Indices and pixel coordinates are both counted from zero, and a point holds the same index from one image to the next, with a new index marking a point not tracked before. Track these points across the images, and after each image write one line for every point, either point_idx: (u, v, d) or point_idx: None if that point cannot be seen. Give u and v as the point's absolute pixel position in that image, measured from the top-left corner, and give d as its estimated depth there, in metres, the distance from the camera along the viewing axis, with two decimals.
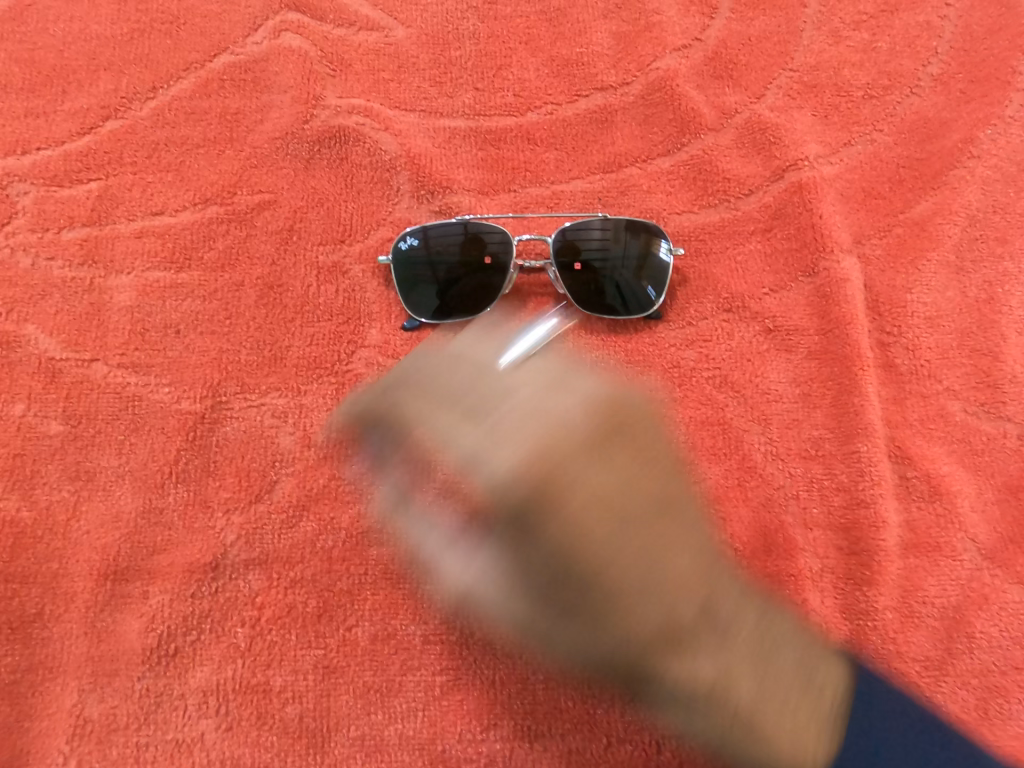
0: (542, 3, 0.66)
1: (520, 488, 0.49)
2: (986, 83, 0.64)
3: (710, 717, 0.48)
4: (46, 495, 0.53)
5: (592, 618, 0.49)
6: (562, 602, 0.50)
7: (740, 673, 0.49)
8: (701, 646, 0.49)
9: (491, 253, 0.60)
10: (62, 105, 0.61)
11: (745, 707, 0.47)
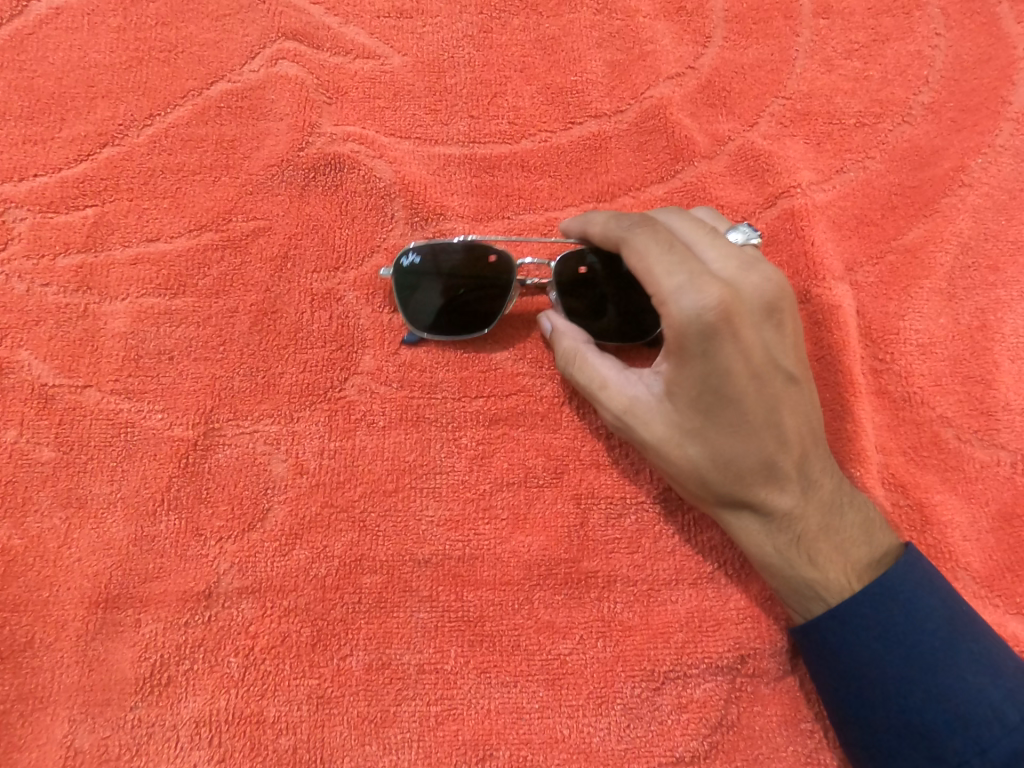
0: (536, 30, 0.67)
1: (702, 316, 0.47)
2: (976, 112, 0.65)
3: (783, 542, 0.51)
4: (38, 522, 0.53)
5: (713, 445, 0.50)
6: (714, 428, 0.50)
7: (825, 551, 0.50)
8: (809, 526, 0.51)
9: (497, 253, 0.58)
10: (60, 132, 0.62)
11: (815, 580, 0.50)
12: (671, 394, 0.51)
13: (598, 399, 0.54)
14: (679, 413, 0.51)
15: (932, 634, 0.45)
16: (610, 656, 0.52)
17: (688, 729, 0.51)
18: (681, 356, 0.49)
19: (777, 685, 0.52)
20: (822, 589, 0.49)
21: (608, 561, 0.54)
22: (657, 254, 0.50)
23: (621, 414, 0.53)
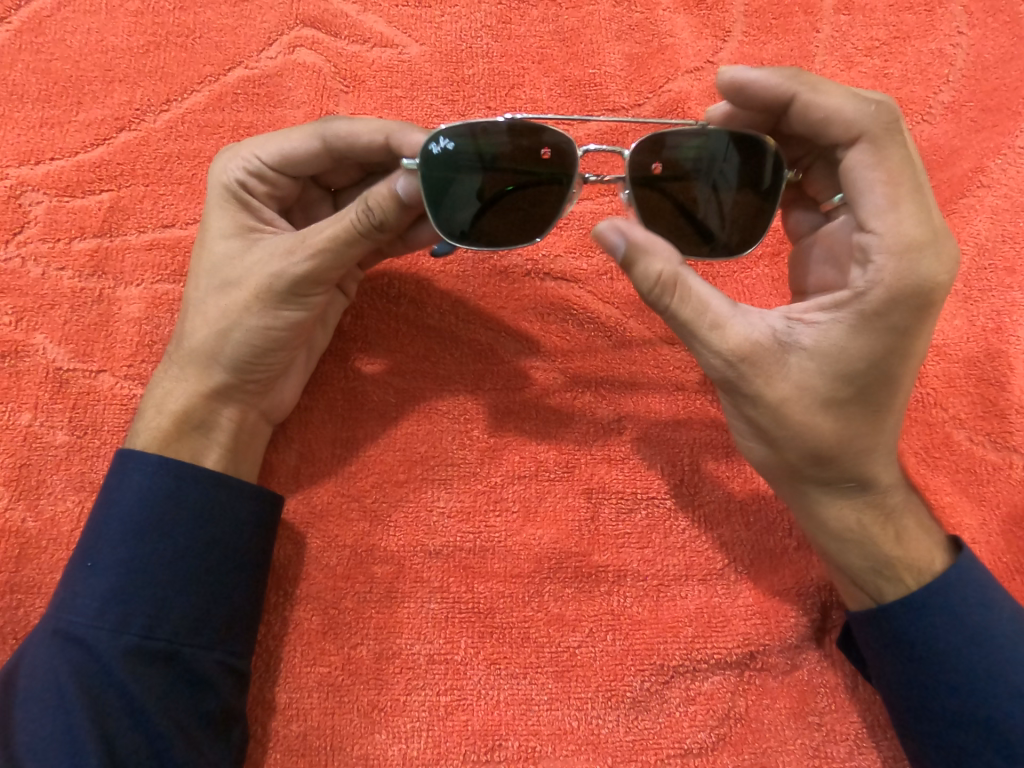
0: (555, 22, 0.66)
1: (924, 285, 0.43)
2: (997, 113, 0.64)
3: (874, 518, 0.49)
4: (51, 505, 0.54)
5: (848, 418, 0.46)
6: (857, 401, 0.45)
7: (909, 534, 0.48)
8: (897, 501, 0.49)
9: (550, 143, 0.47)
10: (76, 116, 0.62)
11: (894, 558, 0.48)
12: (820, 358, 0.45)
13: (706, 340, 0.45)
14: (818, 381, 0.45)
15: (1003, 632, 0.43)
16: (619, 649, 0.52)
17: (695, 721, 0.51)
18: (870, 319, 0.44)
19: (785, 678, 0.52)
20: (908, 568, 0.47)
21: (618, 555, 0.54)
22: (896, 191, 0.43)
23: (735, 362, 0.45)
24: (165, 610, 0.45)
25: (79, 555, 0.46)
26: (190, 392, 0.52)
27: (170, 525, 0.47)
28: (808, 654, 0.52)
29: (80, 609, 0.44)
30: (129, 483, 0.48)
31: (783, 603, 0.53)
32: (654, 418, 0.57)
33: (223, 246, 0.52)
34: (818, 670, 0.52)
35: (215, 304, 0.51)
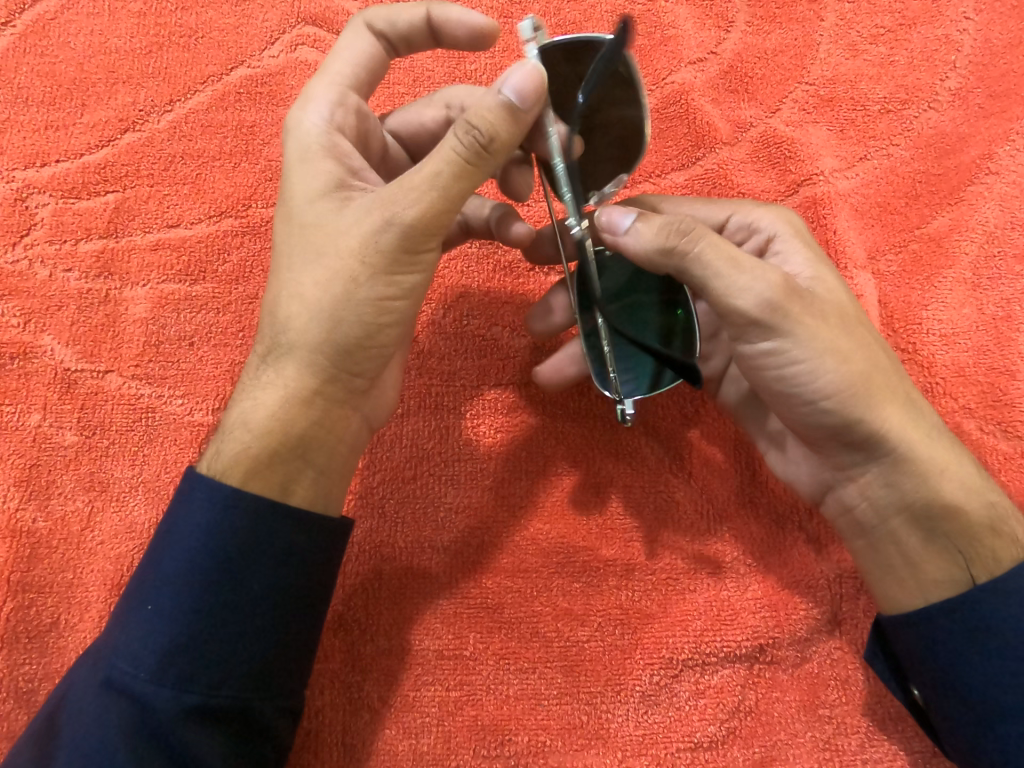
0: (557, 15, 0.66)
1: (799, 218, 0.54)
2: (1005, 98, 0.64)
3: (958, 471, 0.47)
4: (62, 505, 0.54)
5: (875, 349, 0.48)
6: (859, 324, 0.49)
7: (967, 468, 0.47)
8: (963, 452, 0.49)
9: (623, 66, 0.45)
10: (81, 118, 0.62)
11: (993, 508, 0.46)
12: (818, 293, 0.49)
13: (753, 270, 0.44)
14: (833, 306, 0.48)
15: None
16: (628, 643, 0.52)
17: (705, 714, 0.51)
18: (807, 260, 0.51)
19: (795, 671, 0.52)
20: (1006, 520, 0.46)
21: (627, 549, 0.54)
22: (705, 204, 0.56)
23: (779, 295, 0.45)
24: (233, 662, 0.39)
25: (138, 590, 0.40)
26: (290, 401, 0.44)
27: (243, 568, 0.40)
28: (817, 646, 0.52)
29: (134, 659, 0.38)
30: (194, 511, 0.41)
31: (792, 595, 0.53)
32: (660, 413, 0.57)
33: (311, 209, 0.44)
34: (828, 662, 0.52)
35: (311, 279, 0.43)
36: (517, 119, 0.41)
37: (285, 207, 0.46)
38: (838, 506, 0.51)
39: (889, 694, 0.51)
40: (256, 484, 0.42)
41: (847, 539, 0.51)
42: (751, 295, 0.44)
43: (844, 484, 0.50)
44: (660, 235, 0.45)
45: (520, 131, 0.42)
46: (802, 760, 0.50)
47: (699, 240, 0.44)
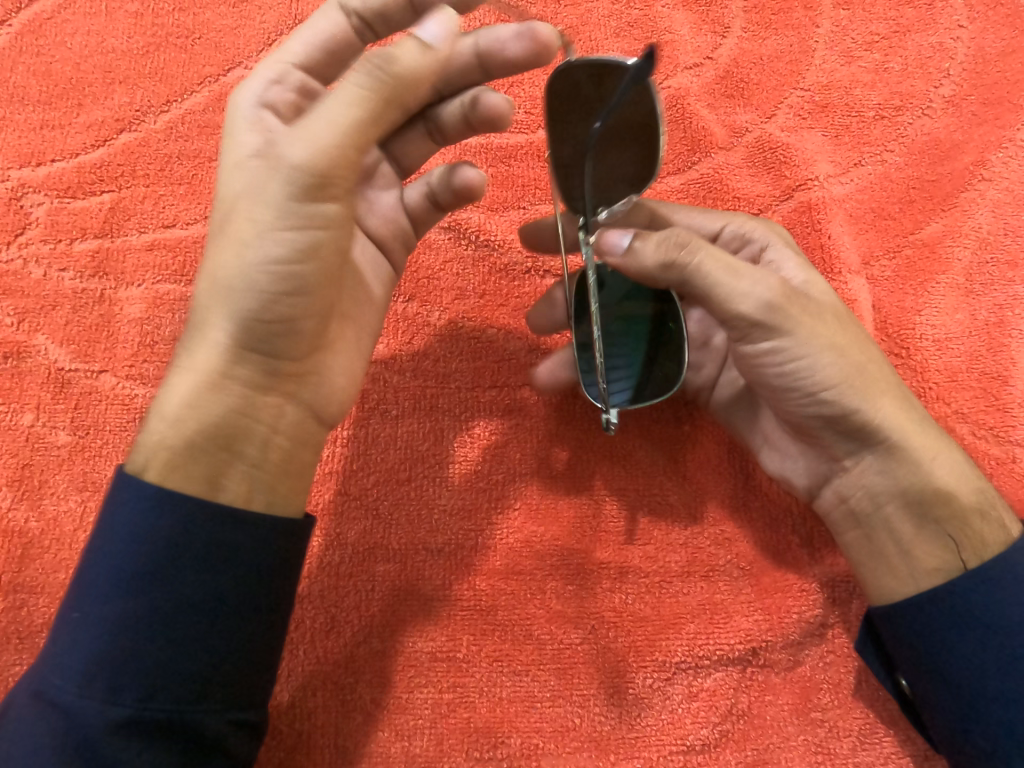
0: (554, 19, 0.66)
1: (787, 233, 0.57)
2: (998, 106, 0.64)
3: (947, 458, 0.49)
4: (54, 505, 0.54)
5: (865, 343, 0.50)
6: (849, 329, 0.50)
7: (960, 458, 0.49)
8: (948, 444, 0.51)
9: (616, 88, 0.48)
10: (77, 118, 0.62)
11: (981, 493, 0.48)
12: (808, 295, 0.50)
13: (751, 272, 0.46)
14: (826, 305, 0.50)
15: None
16: (621, 645, 0.52)
17: (698, 717, 0.51)
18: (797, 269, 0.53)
19: (788, 674, 0.52)
20: (995, 505, 0.48)
21: (620, 552, 0.54)
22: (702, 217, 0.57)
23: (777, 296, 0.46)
24: (159, 674, 0.38)
25: (71, 599, 0.40)
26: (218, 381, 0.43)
27: (165, 574, 0.39)
28: (810, 649, 0.52)
29: (63, 671, 0.38)
30: (120, 514, 0.40)
31: (786, 598, 0.53)
32: (655, 415, 0.57)
33: (236, 185, 0.44)
34: (820, 665, 0.52)
35: (235, 248, 0.43)
36: (431, 56, 0.43)
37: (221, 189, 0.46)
38: (835, 499, 0.52)
39: (881, 697, 0.51)
40: (189, 469, 0.42)
41: (838, 532, 0.52)
42: (751, 296, 0.45)
43: (840, 474, 0.51)
44: (657, 254, 0.45)
45: (434, 66, 0.44)
46: (794, 764, 0.50)
47: (698, 252, 0.45)
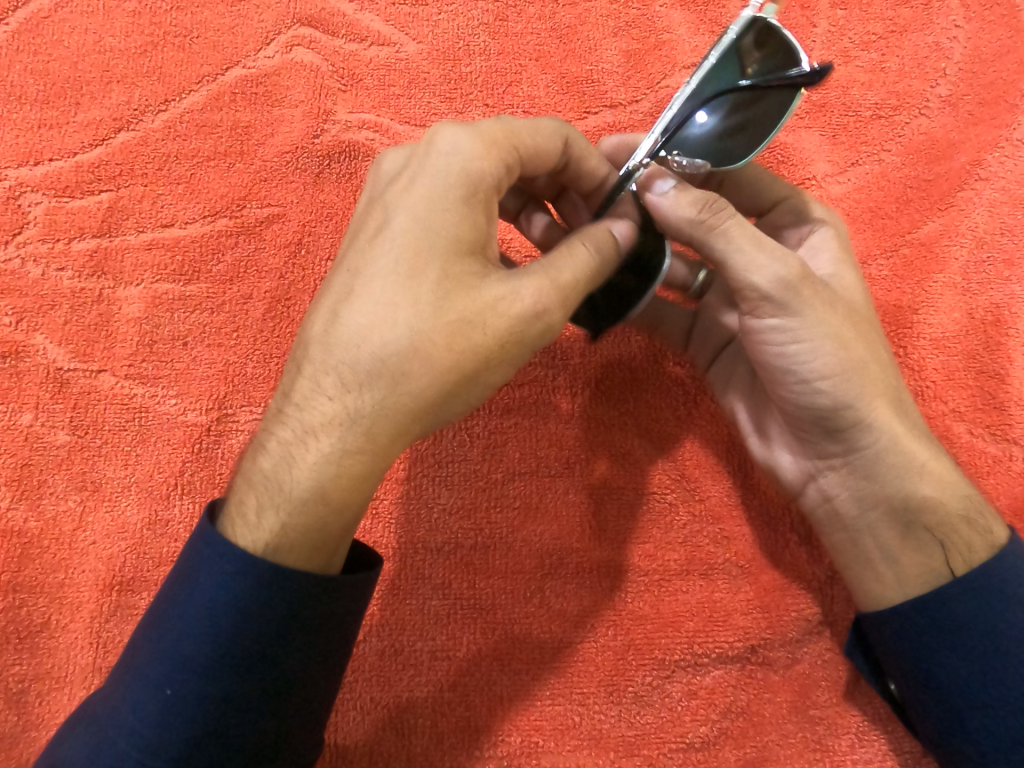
0: (552, 18, 0.66)
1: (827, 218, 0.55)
2: (994, 106, 0.64)
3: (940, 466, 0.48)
4: (53, 505, 0.54)
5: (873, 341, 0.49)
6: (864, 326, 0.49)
7: (946, 465, 0.48)
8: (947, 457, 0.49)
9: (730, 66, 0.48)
10: (75, 117, 0.62)
11: (970, 505, 0.47)
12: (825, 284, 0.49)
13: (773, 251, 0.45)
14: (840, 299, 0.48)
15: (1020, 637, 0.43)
16: (621, 644, 0.52)
17: (697, 715, 0.51)
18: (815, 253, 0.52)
19: (787, 672, 0.52)
20: (985, 519, 0.46)
21: (619, 551, 0.54)
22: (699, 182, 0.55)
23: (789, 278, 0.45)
24: (240, 749, 0.38)
25: (142, 667, 0.38)
26: (368, 463, 0.40)
27: (252, 654, 0.37)
28: (809, 647, 0.52)
29: (148, 749, 0.37)
30: (212, 585, 0.38)
31: (785, 596, 0.53)
32: (654, 414, 0.57)
33: (454, 262, 0.41)
34: (819, 663, 0.52)
35: (444, 342, 0.39)
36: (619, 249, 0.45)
37: (416, 238, 0.41)
38: (819, 496, 0.51)
39: (880, 694, 0.51)
40: (317, 546, 0.39)
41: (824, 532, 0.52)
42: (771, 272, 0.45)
43: (825, 473, 0.50)
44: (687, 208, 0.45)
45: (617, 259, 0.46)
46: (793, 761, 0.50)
47: (726, 218, 0.44)
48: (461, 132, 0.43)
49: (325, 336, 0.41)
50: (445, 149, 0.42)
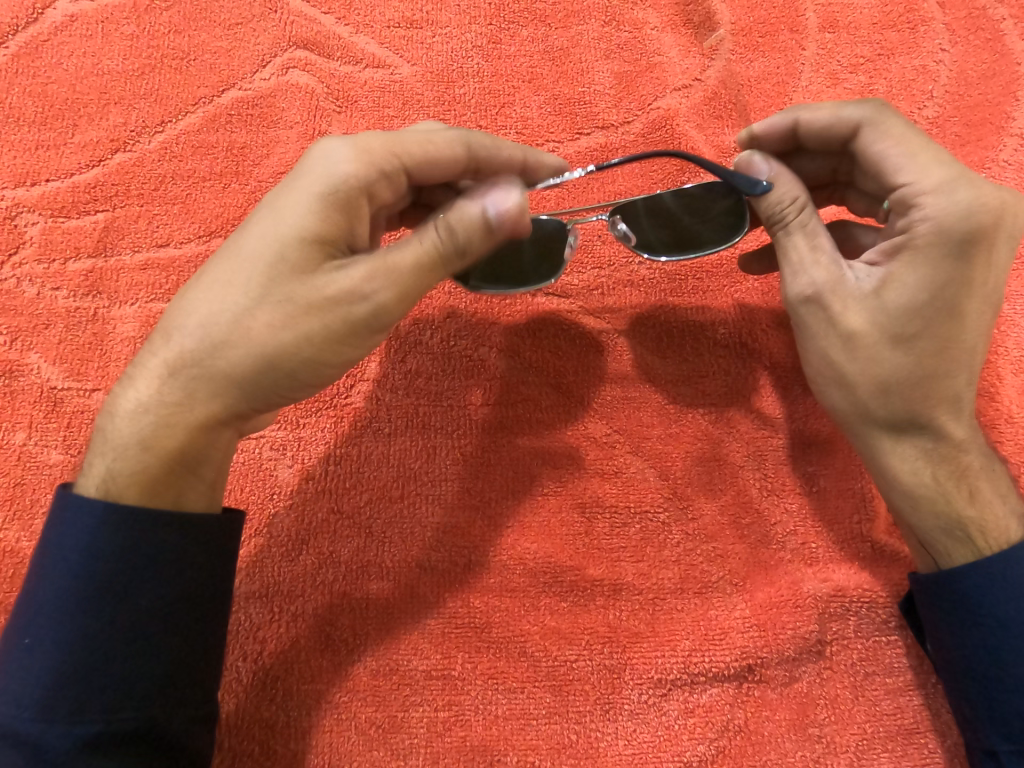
0: (545, 42, 0.67)
1: (974, 212, 0.46)
2: (980, 127, 0.65)
3: (944, 473, 0.49)
4: (46, 525, 0.54)
5: (912, 361, 0.48)
6: (925, 343, 0.47)
7: (949, 483, 0.48)
8: (973, 462, 0.49)
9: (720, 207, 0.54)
10: (72, 138, 0.62)
11: (970, 518, 0.47)
12: (888, 291, 0.48)
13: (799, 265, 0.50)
14: (885, 317, 0.48)
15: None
16: (617, 663, 0.52)
17: (694, 733, 0.51)
18: (927, 249, 0.47)
19: (784, 690, 0.52)
20: (979, 531, 0.47)
21: (614, 568, 0.54)
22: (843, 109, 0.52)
23: (823, 288, 0.49)
24: (88, 681, 0.39)
25: (20, 622, 0.41)
26: (198, 417, 0.44)
27: (121, 586, 0.41)
28: (805, 664, 0.52)
29: (31, 697, 0.39)
30: (69, 535, 0.41)
31: (780, 614, 0.53)
32: (647, 431, 0.57)
33: (299, 241, 0.44)
34: (815, 681, 0.52)
35: (269, 325, 0.44)
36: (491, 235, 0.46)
37: (272, 229, 0.45)
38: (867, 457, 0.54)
39: (876, 712, 0.51)
40: (147, 500, 0.43)
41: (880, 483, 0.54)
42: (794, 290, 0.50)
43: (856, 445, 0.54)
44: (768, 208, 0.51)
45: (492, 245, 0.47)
46: None
47: (789, 231, 0.50)
48: (347, 132, 0.48)
49: (185, 305, 0.45)
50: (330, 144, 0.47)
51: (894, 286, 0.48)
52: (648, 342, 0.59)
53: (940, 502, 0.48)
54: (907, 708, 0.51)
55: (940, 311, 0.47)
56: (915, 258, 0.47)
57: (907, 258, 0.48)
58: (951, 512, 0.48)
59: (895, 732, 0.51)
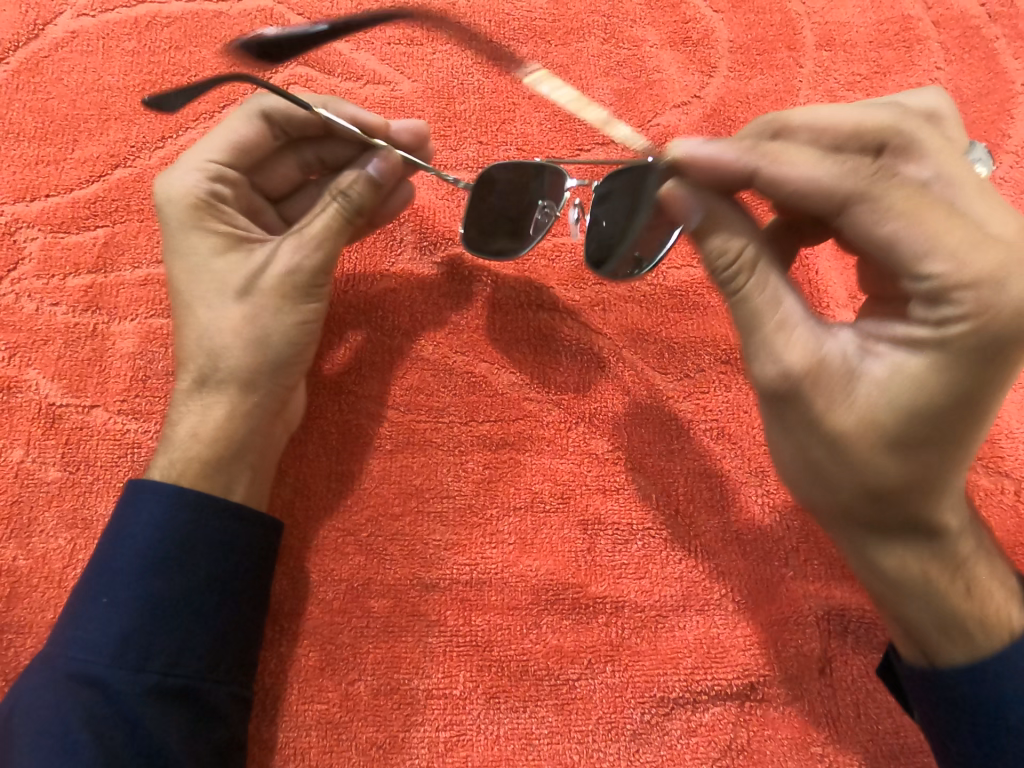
0: (545, 59, 0.68)
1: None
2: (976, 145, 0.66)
3: (940, 566, 0.45)
4: (42, 543, 0.53)
5: (908, 457, 0.41)
6: (935, 444, 0.40)
7: (939, 574, 0.45)
8: (968, 551, 0.45)
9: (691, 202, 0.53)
10: (72, 154, 0.62)
11: (969, 613, 0.44)
12: (890, 386, 0.40)
13: (772, 341, 0.42)
14: (874, 411, 0.40)
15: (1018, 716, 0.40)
16: (619, 681, 0.52)
17: (697, 753, 0.51)
18: (955, 354, 0.38)
19: (787, 708, 0.52)
20: (977, 625, 0.43)
21: (616, 587, 0.54)
22: (825, 163, 0.42)
23: (798, 375, 0.41)
24: (153, 637, 0.44)
25: (87, 589, 0.45)
26: (224, 412, 0.51)
27: (187, 559, 0.46)
28: (808, 683, 0.52)
29: (98, 650, 0.43)
30: (142, 512, 0.47)
31: (782, 632, 0.53)
32: (648, 448, 0.57)
33: (221, 259, 0.53)
34: (818, 699, 0.52)
35: (239, 314, 0.52)
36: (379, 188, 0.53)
37: (191, 261, 0.53)
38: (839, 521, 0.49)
39: (878, 731, 0.51)
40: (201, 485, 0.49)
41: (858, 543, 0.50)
42: (761, 362, 0.43)
43: None
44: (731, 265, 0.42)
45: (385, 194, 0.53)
46: None
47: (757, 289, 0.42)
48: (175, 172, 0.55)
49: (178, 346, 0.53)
50: (166, 186, 0.54)
51: (888, 381, 0.40)
52: (649, 358, 0.59)
53: (929, 600, 0.44)
54: (909, 728, 0.51)
55: (943, 416, 0.40)
56: (923, 359, 0.39)
57: (921, 356, 0.40)
58: (946, 603, 0.44)
59: (897, 751, 0.51)
